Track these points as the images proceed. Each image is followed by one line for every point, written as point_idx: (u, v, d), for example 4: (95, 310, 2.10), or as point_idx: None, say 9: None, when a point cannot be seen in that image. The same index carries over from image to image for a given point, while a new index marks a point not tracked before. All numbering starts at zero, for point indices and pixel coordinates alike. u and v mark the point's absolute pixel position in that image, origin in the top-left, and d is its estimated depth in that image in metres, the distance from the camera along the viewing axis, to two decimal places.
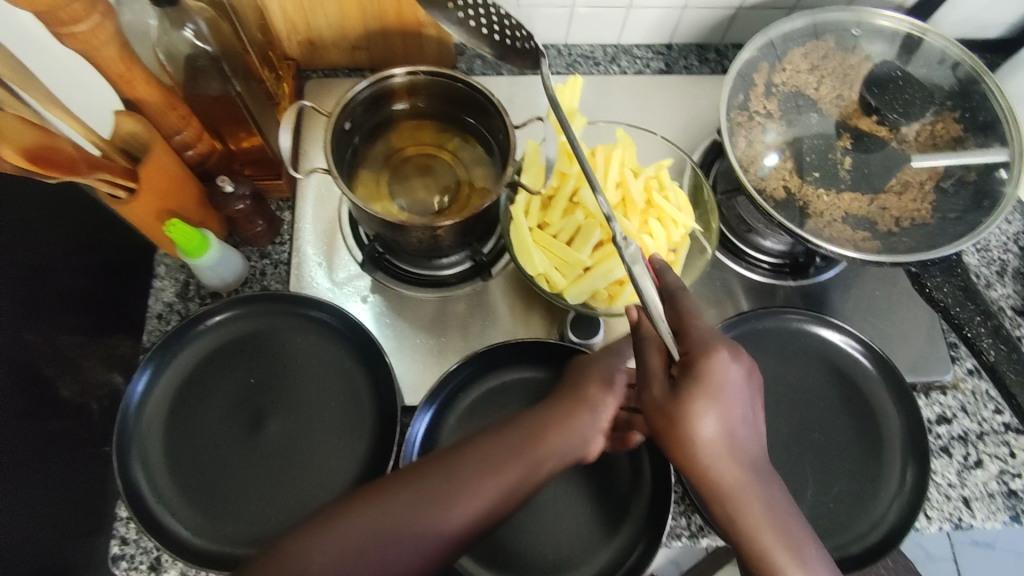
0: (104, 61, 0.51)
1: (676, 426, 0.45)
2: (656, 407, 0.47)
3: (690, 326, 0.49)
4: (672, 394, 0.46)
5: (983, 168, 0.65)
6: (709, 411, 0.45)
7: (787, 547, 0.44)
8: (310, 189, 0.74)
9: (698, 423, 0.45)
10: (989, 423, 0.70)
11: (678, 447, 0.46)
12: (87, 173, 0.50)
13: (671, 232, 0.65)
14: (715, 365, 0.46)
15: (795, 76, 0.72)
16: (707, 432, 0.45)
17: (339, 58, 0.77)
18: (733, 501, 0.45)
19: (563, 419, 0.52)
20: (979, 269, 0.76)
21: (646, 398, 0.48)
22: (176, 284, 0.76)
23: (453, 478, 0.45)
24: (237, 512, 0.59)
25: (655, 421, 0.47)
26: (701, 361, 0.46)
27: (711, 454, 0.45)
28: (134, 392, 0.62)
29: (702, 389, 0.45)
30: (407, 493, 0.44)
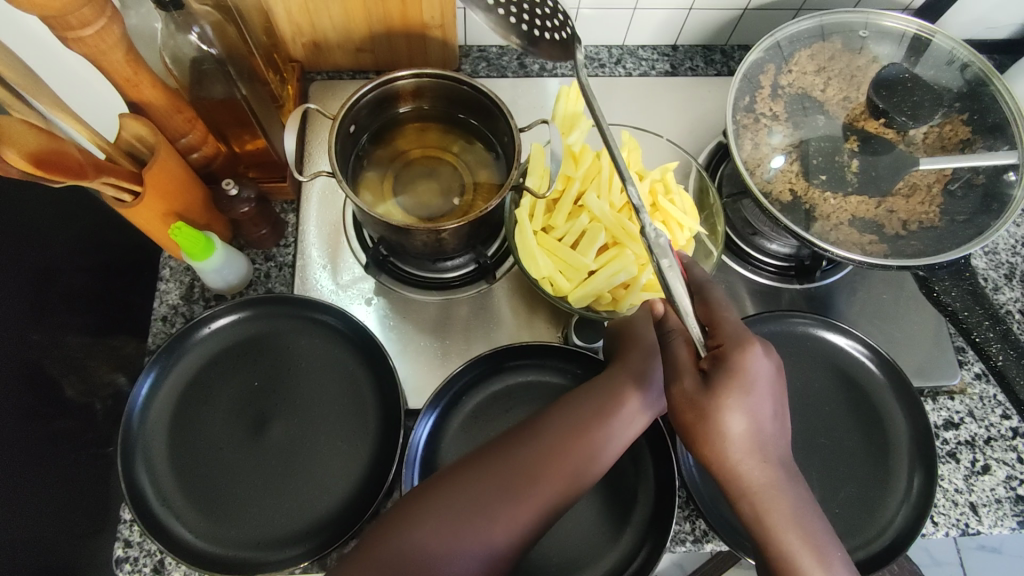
0: (110, 64, 0.51)
1: (705, 420, 0.45)
2: (686, 400, 0.46)
3: (721, 320, 0.48)
4: (702, 388, 0.45)
5: (992, 171, 0.65)
6: (740, 406, 0.44)
7: (814, 549, 0.43)
8: (314, 191, 0.74)
9: (728, 417, 0.44)
10: (997, 428, 0.69)
11: (706, 441, 0.45)
12: (93, 177, 0.50)
13: (676, 235, 0.64)
14: (747, 359, 0.45)
15: (802, 78, 0.71)
16: (736, 427, 0.44)
17: (344, 60, 0.77)
18: (758, 501, 0.44)
19: (608, 408, 0.52)
20: (987, 272, 0.76)
21: (675, 392, 0.47)
22: (182, 287, 0.73)
23: (515, 469, 0.48)
24: (240, 514, 0.59)
25: (684, 415, 0.46)
26: (733, 355, 0.45)
27: (740, 449, 0.44)
28: (138, 395, 0.62)
29: (734, 383, 0.44)
30: (473, 487, 0.46)
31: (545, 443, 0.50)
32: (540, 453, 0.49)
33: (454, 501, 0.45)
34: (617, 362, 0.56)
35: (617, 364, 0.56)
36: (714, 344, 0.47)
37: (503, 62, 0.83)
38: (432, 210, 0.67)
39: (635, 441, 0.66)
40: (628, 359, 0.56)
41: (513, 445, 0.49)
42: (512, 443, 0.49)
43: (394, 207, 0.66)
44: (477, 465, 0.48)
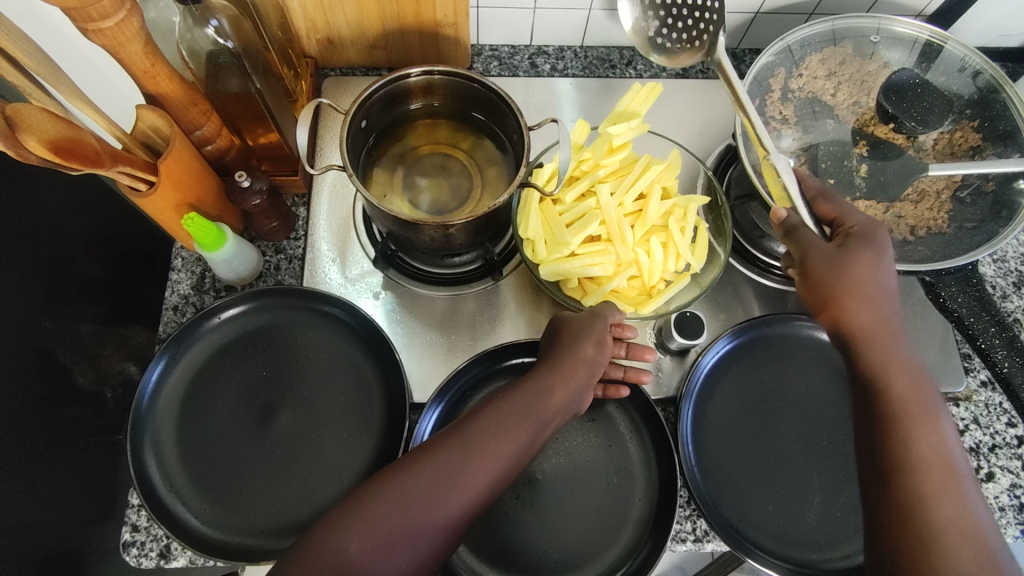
0: (128, 56, 0.52)
1: (845, 270, 0.53)
2: (824, 257, 0.54)
3: (842, 212, 0.57)
4: (839, 248, 0.55)
5: (1001, 178, 0.65)
6: (877, 260, 0.53)
7: (928, 398, 0.49)
8: (325, 185, 0.75)
9: (875, 269, 0.53)
10: (1002, 436, 0.69)
11: (853, 288, 0.52)
12: (110, 166, 0.51)
13: (668, 262, 0.65)
14: (878, 230, 0.55)
15: (812, 82, 0.71)
16: (876, 281, 0.53)
17: (357, 56, 0.78)
18: (877, 344, 0.51)
19: (546, 396, 0.54)
20: (995, 280, 0.75)
21: (811, 256, 0.55)
22: (193, 277, 0.73)
23: (451, 465, 0.46)
24: (245, 502, 0.60)
25: (812, 270, 0.55)
26: (862, 229, 0.56)
27: (876, 307, 0.52)
28: (148, 381, 0.62)
29: (869, 245, 0.54)
30: (418, 476, 0.45)
31: (478, 443, 0.48)
32: (472, 447, 0.48)
33: (393, 498, 0.44)
34: (555, 357, 0.57)
35: (557, 361, 0.56)
36: (844, 228, 0.57)
37: (515, 61, 0.84)
38: (423, 199, 0.68)
39: (637, 439, 0.66)
40: (567, 350, 0.57)
41: (447, 436, 0.49)
42: (445, 439, 0.48)
43: (382, 185, 0.67)
44: (413, 461, 0.47)
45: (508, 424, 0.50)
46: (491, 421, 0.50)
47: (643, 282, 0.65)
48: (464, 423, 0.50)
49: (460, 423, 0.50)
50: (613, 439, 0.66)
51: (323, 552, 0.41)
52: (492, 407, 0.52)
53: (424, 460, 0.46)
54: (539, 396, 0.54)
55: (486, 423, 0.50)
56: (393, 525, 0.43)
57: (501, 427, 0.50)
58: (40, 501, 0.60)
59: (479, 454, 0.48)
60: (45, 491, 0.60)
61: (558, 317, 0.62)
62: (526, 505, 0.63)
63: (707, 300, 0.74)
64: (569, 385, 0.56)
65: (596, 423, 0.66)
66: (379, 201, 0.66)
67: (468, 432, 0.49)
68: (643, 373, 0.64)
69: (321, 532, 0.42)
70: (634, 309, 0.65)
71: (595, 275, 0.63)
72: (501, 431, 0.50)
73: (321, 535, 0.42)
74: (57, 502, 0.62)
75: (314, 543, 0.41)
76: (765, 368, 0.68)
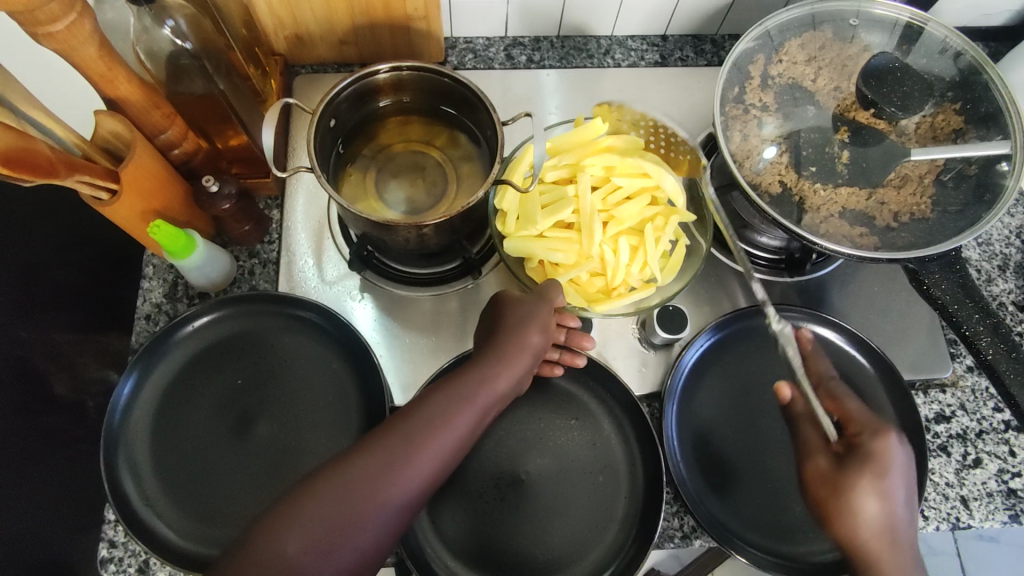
0: (82, 60, 0.50)
1: (838, 497, 0.49)
2: (822, 478, 0.51)
3: (848, 411, 0.54)
4: (837, 466, 0.51)
5: (984, 161, 0.64)
6: (875, 488, 0.49)
7: None
8: (299, 187, 0.73)
9: (870, 498, 0.48)
10: (988, 421, 0.69)
11: (838, 517, 0.49)
12: (66, 176, 0.49)
13: (635, 265, 0.63)
14: (885, 447, 0.50)
15: (792, 68, 0.70)
16: (869, 510, 0.48)
17: (327, 53, 0.76)
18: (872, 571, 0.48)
19: (491, 381, 0.52)
20: (980, 264, 0.75)
21: (807, 468, 0.52)
22: (165, 285, 0.72)
23: (393, 456, 0.44)
24: (218, 510, 0.59)
25: (815, 490, 0.51)
26: (874, 442, 0.51)
27: (871, 526, 0.48)
28: (121, 395, 0.61)
29: (869, 468, 0.49)
30: (361, 468, 0.43)
31: (421, 432, 0.47)
32: (418, 439, 0.46)
33: (333, 492, 0.42)
34: (497, 341, 0.56)
35: (501, 345, 0.55)
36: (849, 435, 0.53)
37: (490, 54, 0.82)
38: (390, 190, 0.66)
39: (623, 436, 0.65)
40: (510, 336, 0.56)
41: (390, 426, 0.47)
42: (387, 430, 0.46)
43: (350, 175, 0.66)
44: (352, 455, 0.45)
45: (452, 410, 0.49)
46: (434, 409, 0.48)
47: (606, 281, 0.63)
48: (406, 410, 0.48)
49: (403, 411, 0.48)
50: (601, 437, 0.65)
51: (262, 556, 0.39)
52: (433, 394, 0.50)
53: (366, 453, 0.45)
54: (482, 382, 0.52)
55: (429, 412, 0.48)
56: (333, 520, 0.41)
57: (446, 416, 0.48)
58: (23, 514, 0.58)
59: (423, 446, 0.46)
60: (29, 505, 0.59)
61: (501, 300, 0.61)
62: (513, 508, 0.62)
63: (691, 293, 0.73)
64: (514, 368, 0.54)
65: (584, 421, 0.65)
66: (345, 199, 0.64)
67: (412, 422, 0.47)
68: (577, 355, 0.63)
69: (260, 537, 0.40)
70: (589, 304, 0.63)
71: (556, 261, 0.63)
72: (442, 417, 0.48)
73: (256, 541, 0.40)
74: (46, 514, 0.60)
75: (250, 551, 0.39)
76: (751, 361, 0.67)
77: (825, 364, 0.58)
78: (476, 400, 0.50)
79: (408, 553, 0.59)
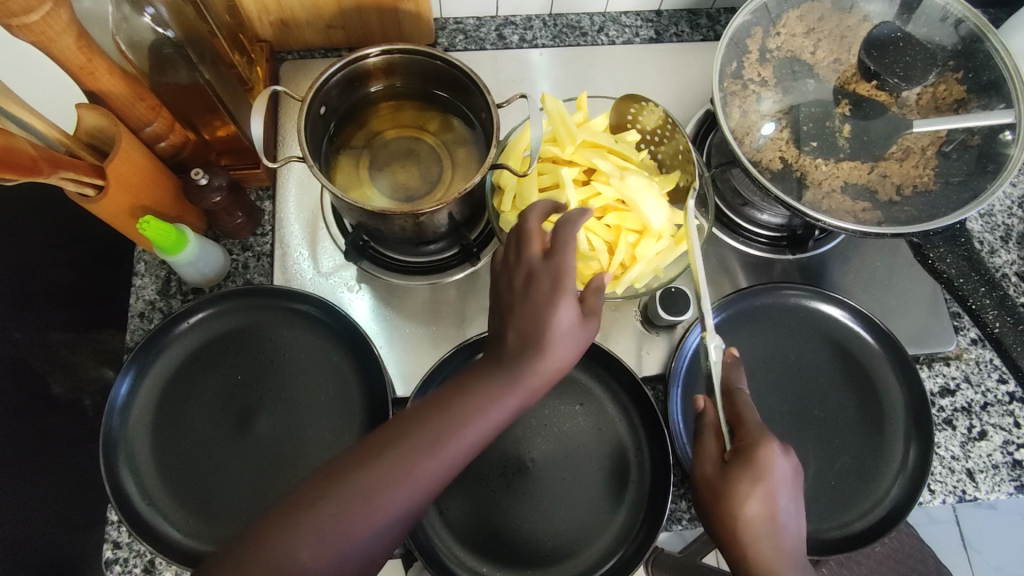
0: (61, 52, 0.48)
1: (726, 509, 0.45)
2: (712, 490, 0.47)
3: (742, 416, 0.49)
4: (722, 472, 0.47)
5: (987, 131, 0.62)
6: (753, 491, 0.45)
7: None
8: (291, 176, 0.72)
9: (753, 504, 0.45)
10: (993, 393, 0.69)
11: (722, 527, 0.45)
12: (50, 174, 0.48)
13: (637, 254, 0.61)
14: (767, 456, 0.46)
15: (791, 41, 0.68)
16: (749, 511, 0.45)
17: (314, 38, 0.74)
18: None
19: (514, 380, 0.42)
20: (983, 236, 0.74)
21: (700, 478, 0.49)
22: (157, 281, 0.71)
23: (385, 471, 0.39)
24: (210, 510, 0.59)
25: (704, 498, 0.48)
26: (754, 448, 0.46)
27: (753, 530, 0.45)
28: (117, 395, 0.60)
29: (752, 473, 0.45)
30: (349, 486, 0.38)
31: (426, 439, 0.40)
32: (416, 459, 0.39)
33: (322, 512, 0.37)
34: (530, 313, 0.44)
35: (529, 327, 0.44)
36: (739, 440, 0.48)
37: (482, 34, 0.80)
38: (380, 178, 0.65)
39: (630, 419, 0.65)
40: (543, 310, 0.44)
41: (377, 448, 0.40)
42: (388, 442, 0.40)
43: (343, 160, 0.64)
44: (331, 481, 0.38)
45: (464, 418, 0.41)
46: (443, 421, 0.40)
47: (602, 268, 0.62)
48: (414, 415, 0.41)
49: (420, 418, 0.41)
50: (607, 421, 0.65)
51: (237, 575, 0.36)
52: (434, 413, 0.41)
53: (368, 468, 0.39)
54: (503, 387, 0.42)
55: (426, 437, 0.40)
56: (313, 540, 0.37)
57: (456, 432, 0.40)
58: (29, 515, 0.58)
59: (415, 478, 0.39)
60: (33, 506, 0.58)
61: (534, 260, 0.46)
62: (519, 496, 0.62)
63: (693, 273, 0.72)
64: (549, 354, 0.43)
65: (588, 405, 0.65)
66: (335, 185, 0.63)
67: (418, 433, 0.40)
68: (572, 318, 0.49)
69: (221, 569, 0.36)
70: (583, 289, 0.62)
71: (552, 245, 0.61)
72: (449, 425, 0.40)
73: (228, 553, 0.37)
74: (50, 515, 0.60)
75: (219, 569, 0.36)
76: (755, 342, 0.67)
77: (739, 375, 0.53)
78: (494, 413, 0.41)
79: (415, 544, 0.58)
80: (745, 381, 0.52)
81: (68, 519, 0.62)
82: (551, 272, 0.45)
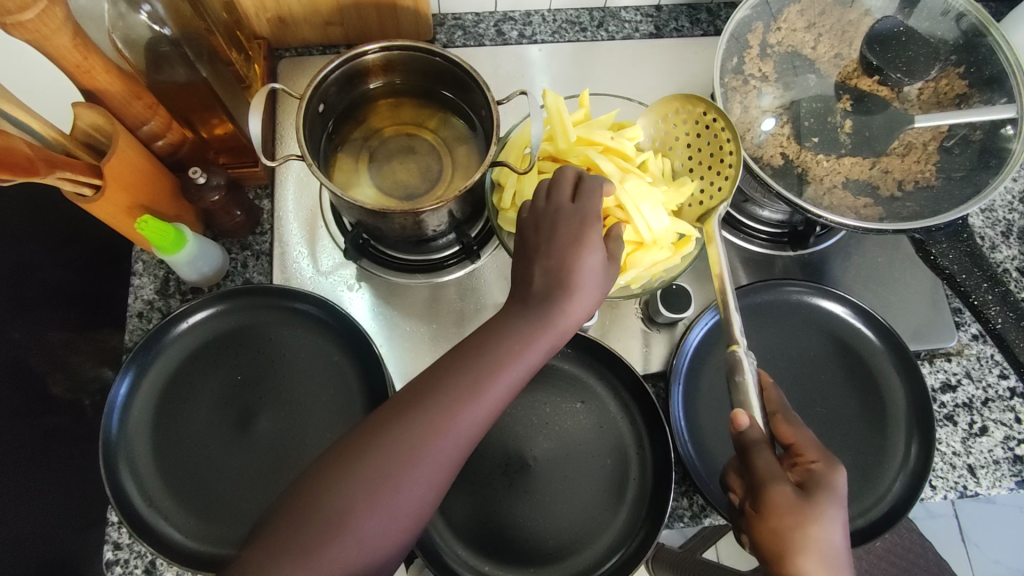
0: (57, 50, 0.48)
1: (800, 531, 0.44)
2: (786, 507, 0.45)
3: (801, 440, 0.50)
4: (801, 496, 0.46)
5: (989, 126, 0.62)
6: (835, 515, 0.45)
7: None
8: (289, 174, 0.71)
9: (828, 528, 0.45)
10: (994, 389, 0.69)
11: (795, 546, 0.44)
12: (47, 173, 0.48)
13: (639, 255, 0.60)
14: (838, 479, 0.47)
15: (791, 35, 0.68)
16: (825, 532, 0.45)
17: (312, 34, 0.74)
18: None
19: (545, 322, 0.47)
20: (984, 231, 0.74)
21: (768, 497, 0.46)
22: (156, 281, 0.69)
23: (441, 408, 0.44)
24: (215, 508, 0.59)
25: (777, 519, 0.45)
26: (825, 472, 0.47)
27: (822, 550, 0.44)
28: (116, 397, 0.60)
29: (832, 498, 0.46)
30: (411, 424, 0.44)
31: (475, 377, 0.45)
32: (464, 399, 0.45)
33: (387, 449, 0.43)
34: (560, 262, 0.48)
35: (560, 271, 0.48)
36: (801, 462, 0.49)
37: (480, 30, 0.80)
38: (380, 178, 0.65)
39: (631, 416, 0.64)
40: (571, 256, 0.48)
41: (429, 390, 0.45)
42: (440, 382, 0.45)
43: (342, 159, 0.64)
44: (392, 422, 0.44)
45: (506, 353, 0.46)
46: (484, 361, 0.46)
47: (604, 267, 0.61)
48: (458, 356, 0.47)
49: (465, 352, 0.47)
50: (609, 419, 0.64)
51: (320, 509, 0.41)
52: (477, 355, 0.46)
53: (426, 406, 0.45)
54: (538, 328, 0.47)
55: (472, 378, 0.45)
56: (380, 469, 0.43)
57: (500, 369, 0.46)
58: (30, 516, 0.58)
59: (463, 416, 0.45)
60: (34, 507, 0.58)
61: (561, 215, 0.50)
62: (520, 494, 0.62)
63: (693, 270, 0.71)
64: (580, 292, 0.48)
65: (589, 403, 0.65)
66: (334, 185, 0.63)
67: (467, 372, 0.46)
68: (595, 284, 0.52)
69: (305, 501, 0.42)
70: None
71: None
72: (492, 363, 0.46)
73: (306, 496, 0.42)
74: (50, 515, 0.60)
75: (306, 507, 0.42)
76: (757, 339, 0.67)
77: (776, 394, 0.54)
78: (531, 352, 0.47)
79: (416, 543, 0.58)
80: (790, 409, 0.53)
81: (69, 519, 0.61)
82: (578, 221, 0.49)
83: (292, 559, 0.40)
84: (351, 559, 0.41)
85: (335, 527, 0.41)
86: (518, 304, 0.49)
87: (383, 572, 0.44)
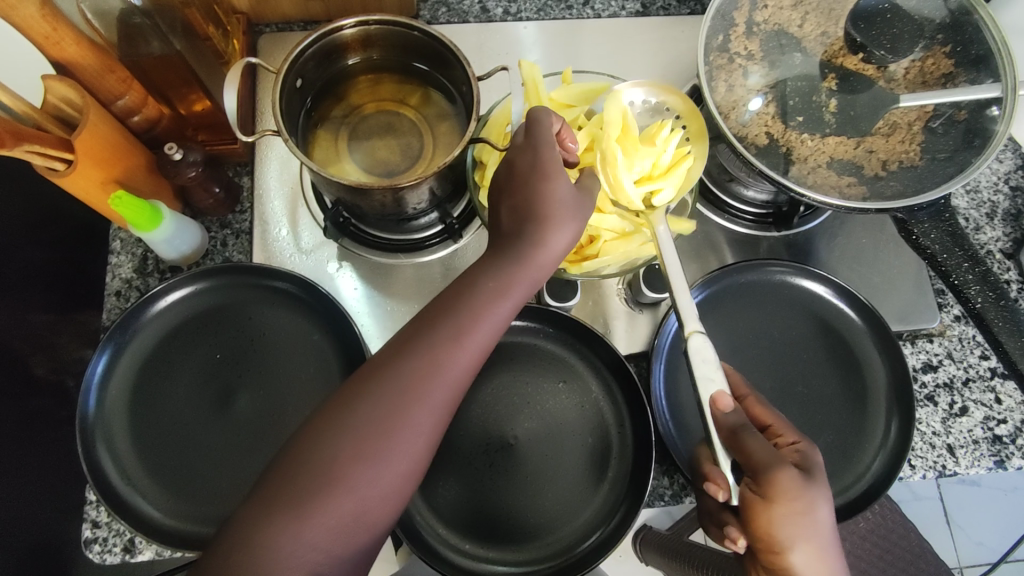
0: (24, 20, 0.47)
1: (808, 512, 0.44)
2: (794, 490, 0.44)
3: (774, 421, 0.51)
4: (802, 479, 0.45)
5: (974, 105, 0.61)
6: (827, 495, 0.46)
7: None
8: (270, 152, 0.70)
9: (825, 507, 0.45)
10: (975, 369, 0.69)
11: (797, 525, 0.44)
12: (14, 145, 0.47)
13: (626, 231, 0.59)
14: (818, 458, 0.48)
15: (778, 13, 0.67)
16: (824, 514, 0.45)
17: (292, 10, 0.72)
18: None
19: (525, 261, 0.47)
20: (968, 212, 0.74)
21: (777, 479, 0.44)
22: (134, 259, 0.66)
23: (424, 363, 0.44)
24: (200, 486, 0.58)
25: (782, 501, 0.44)
26: (807, 451, 0.48)
27: (820, 529, 0.45)
28: (93, 376, 0.59)
29: (819, 476, 0.47)
30: (396, 373, 0.43)
31: (453, 326, 0.45)
32: (447, 346, 0.44)
33: (374, 400, 0.43)
34: (528, 194, 0.48)
35: (534, 211, 0.47)
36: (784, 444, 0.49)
37: (465, 7, 0.78)
38: (360, 155, 0.64)
39: (611, 395, 0.64)
40: (545, 190, 0.47)
41: (410, 341, 0.45)
42: (423, 334, 0.45)
43: (322, 134, 0.63)
44: (374, 377, 0.44)
45: (486, 299, 0.46)
46: (463, 309, 0.45)
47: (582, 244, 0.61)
48: (438, 305, 0.46)
49: (448, 303, 0.46)
50: (591, 399, 0.64)
51: (309, 463, 0.41)
52: (458, 302, 0.46)
53: (409, 356, 0.44)
54: (518, 271, 0.47)
55: (453, 325, 0.45)
56: (369, 418, 0.42)
57: (481, 314, 0.46)
58: None
59: (446, 366, 0.44)
60: None
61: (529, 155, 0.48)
62: (501, 474, 0.62)
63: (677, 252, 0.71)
64: (562, 218, 0.48)
65: (571, 382, 0.65)
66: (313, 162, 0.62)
67: (446, 322, 0.45)
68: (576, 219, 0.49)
69: (292, 454, 0.41)
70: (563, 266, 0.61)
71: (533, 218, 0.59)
72: (473, 306, 0.46)
73: (294, 451, 0.42)
74: None
75: (292, 460, 0.41)
76: (739, 320, 0.67)
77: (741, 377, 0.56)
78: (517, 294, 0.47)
79: (398, 525, 0.58)
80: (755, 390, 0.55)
81: None
82: (532, 153, 0.48)
83: (287, 513, 0.39)
84: (345, 512, 0.41)
85: (323, 475, 0.41)
86: (493, 252, 0.49)
87: (381, 523, 0.43)
